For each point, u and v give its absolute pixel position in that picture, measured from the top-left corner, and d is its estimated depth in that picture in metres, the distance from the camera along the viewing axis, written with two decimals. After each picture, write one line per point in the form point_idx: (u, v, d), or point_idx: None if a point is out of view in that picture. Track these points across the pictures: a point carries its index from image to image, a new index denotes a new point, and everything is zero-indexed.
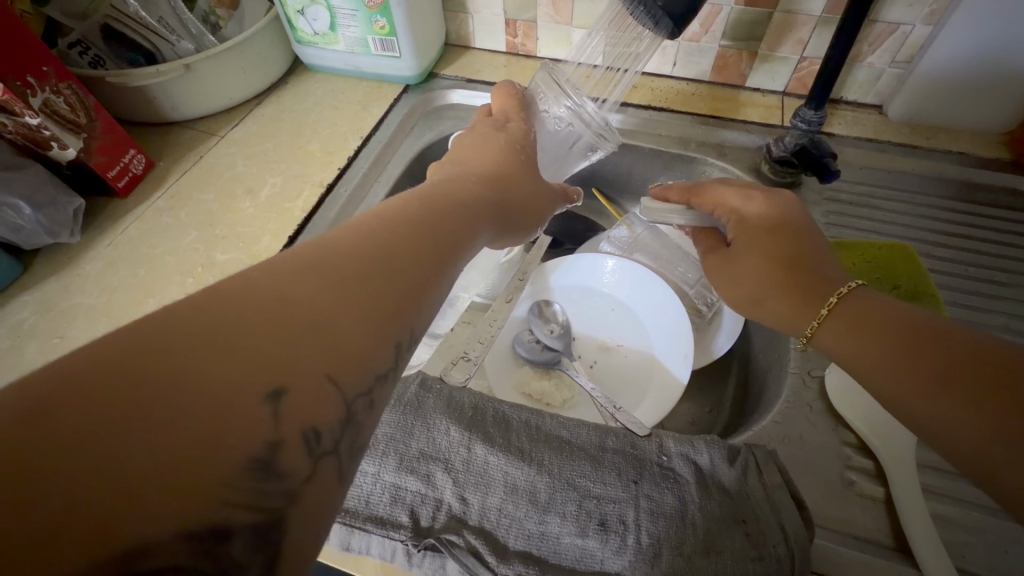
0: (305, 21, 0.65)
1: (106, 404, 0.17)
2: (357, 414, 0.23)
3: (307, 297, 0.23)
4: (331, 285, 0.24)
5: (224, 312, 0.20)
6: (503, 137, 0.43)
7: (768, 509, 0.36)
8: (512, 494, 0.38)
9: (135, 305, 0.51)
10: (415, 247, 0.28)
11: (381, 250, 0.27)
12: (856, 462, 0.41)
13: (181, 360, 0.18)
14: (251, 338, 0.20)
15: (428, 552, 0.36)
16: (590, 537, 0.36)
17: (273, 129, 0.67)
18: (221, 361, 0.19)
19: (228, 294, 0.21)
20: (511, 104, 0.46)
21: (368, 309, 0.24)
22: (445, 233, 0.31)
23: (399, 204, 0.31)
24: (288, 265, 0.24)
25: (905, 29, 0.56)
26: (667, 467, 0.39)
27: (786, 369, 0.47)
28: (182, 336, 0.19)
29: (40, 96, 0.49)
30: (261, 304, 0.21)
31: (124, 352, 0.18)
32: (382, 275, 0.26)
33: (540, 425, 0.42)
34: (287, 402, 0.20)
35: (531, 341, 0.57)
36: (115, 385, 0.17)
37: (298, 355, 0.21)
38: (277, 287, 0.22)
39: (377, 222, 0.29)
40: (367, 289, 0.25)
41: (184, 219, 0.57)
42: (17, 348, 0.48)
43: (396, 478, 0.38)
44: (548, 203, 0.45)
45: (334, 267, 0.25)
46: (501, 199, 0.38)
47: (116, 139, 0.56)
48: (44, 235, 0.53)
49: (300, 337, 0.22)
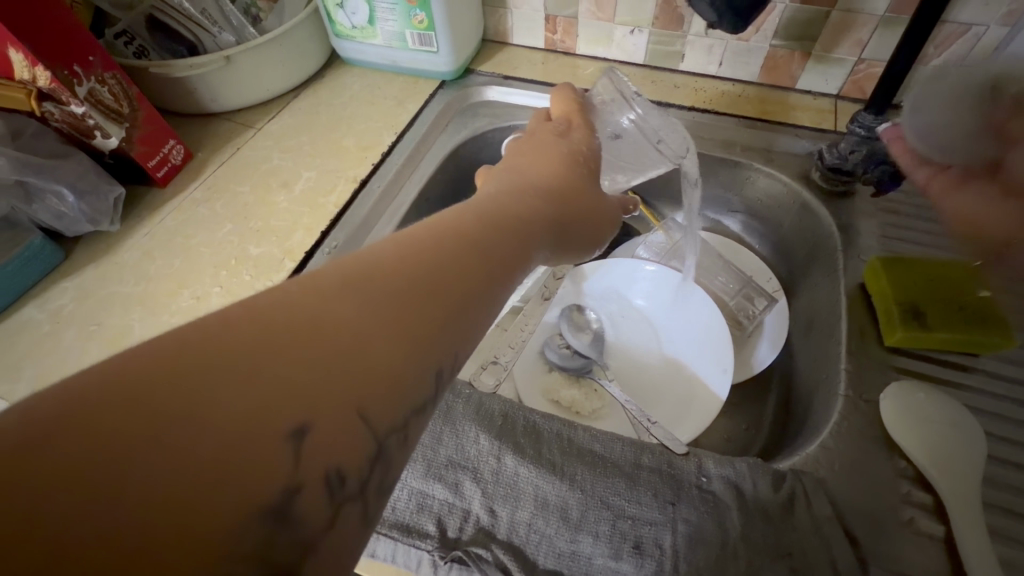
0: (344, 15, 0.65)
1: (118, 429, 0.16)
2: (387, 451, 0.22)
3: (351, 322, 0.21)
4: (374, 308, 0.22)
5: (258, 332, 0.19)
6: (564, 145, 0.41)
7: (818, 543, 0.34)
8: (542, 509, 0.36)
9: (170, 296, 0.51)
10: (465, 262, 0.27)
11: (430, 267, 0.25)
12: (914, 497, 0.38)
13: (201, 387, 0.17)
14: (279, 364, 0.19)
15: (455, 566, 0.35)
16: (624, 561, 0.34)
17: (309, 122, 0.66)
18: (244, 385, 0.18)
19: (273, 309, 0.20)
20: (569, 110, 0.45)
21: (413, 336, 0.23)
22: (492, 247, 0.29)
23: (443, 216, 0.30)
24: (313, 286, 0.22)
25: (976, 30, 0.52)
26: (706, 492, 0.37)
27: (835, 391, 0.44)
28: (210, 356, 0.18)
29: (86, 85, 0.50)
30: (293, 319, 0.20)
31: (144, 374, 0.17)
32: (428, 299, 0.24)
33: (572, 437, 0.40)
34: (307, 439, 0.19)
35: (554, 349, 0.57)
36: (130, 415, 0.16)
37: (329, 387, 0.20)
38: (318, 299, 0.22)
39: (428, 236, 0.27)
40: (412, 313, 0.23)
41: (221, 210, 0.58)
42: (57, 333, 0.49)
43: (423, 485, 0.38)
44: (601, 224, 0.42)
45: (381, 283, 0.23)
46: (554, 209, 0.36)
47: (157, 129, 0.57)
48: (86, 223, 0.54)
49: (332, 364, 0.20)
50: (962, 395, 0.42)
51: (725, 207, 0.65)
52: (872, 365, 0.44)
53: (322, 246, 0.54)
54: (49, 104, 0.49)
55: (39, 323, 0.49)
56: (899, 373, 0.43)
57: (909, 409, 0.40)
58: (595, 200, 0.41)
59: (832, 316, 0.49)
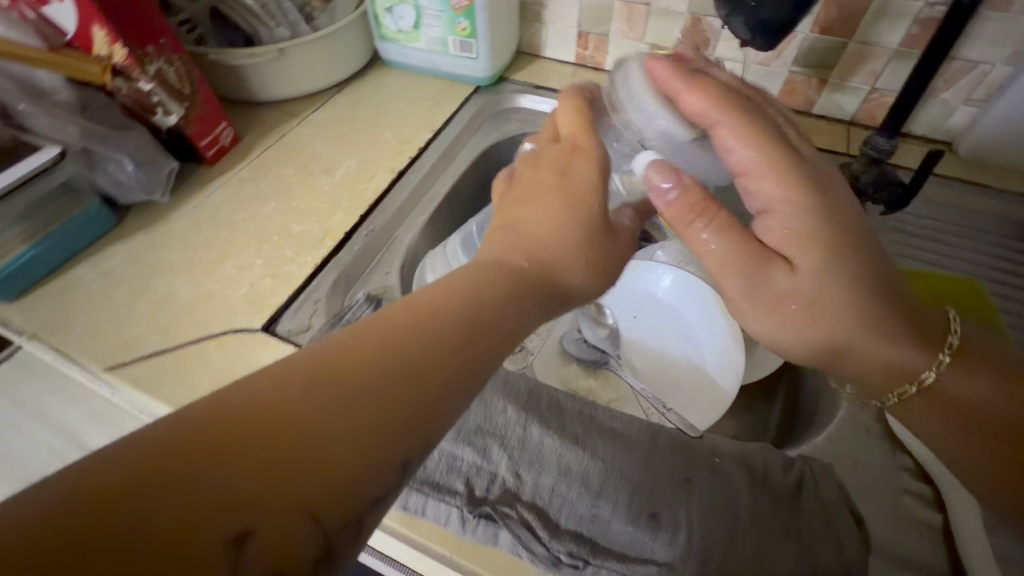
0: (391, 19, 0.70)
1: (156, 477, 0.20)
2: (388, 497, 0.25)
3: (302, 438, 0.23)
4: (379, 372, 0.26)
5: (275, 396, 0.23)
6: (562, 182, 0.36)
7: (825, 521, 0.36)
8: (565, 476, 0.38)
9: (215, 264, 0.53)
10: (470, 322, 0.29)
11: (389, 373, 0.26)
12: (913, 487, 0.40)
13: (227, 444, 0.21)
14: (291, 425, 0.23)
15: (481, 521, 0.37)
16: (641, 526, 0.36)
17: (350, 116, 0.70)
18: (261, 443, 0.22)
19: (292, 374, 0.24)
20: (579, 125, 0.39)
21: (413, 393, 0.26)
22: (465, 339, 0.29)
23: (422, 303, 0.30)
24: (279, 388, 0.24)
25: (983, 68, 0.56)
26: (721, 470, 0.39)
27: (843, 390, 0.46)
28: (236, 417, 0.22)
29: (155, 64, 0.54)
30: (249, 429, 0.22)
31: (186, 431, 0.21)
32: (388, 404, 0.25)
33: (593, 415, 0.43)
34: (243, 550, 0.20)
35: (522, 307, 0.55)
36: (168, 464, 0.20)
37: (333, 445, 0.23)
38: (278, 406, 0.23)
39: (395, 332, 0.27)
40: (415, 374, 0.26)
41: (266, 189, 0.61)
42: (107, 291, 0.51)
43: (454, 448, 0.40)
44: (600, 290, 0.37)
45: (388, 346, 0.27)
46: (547, 288, 0.34)
47: (211, 111, 0.61)
48: (139, 191, 0.57)
49: (335, 422, 0.24)
50: None
51: None
52: None
53: (360, 228, 0.57)
54: (120, 79, 0.53)
55: (89, 281, 0.52)
56: None
57: None
58: (600, 263, 0.36)
59: None
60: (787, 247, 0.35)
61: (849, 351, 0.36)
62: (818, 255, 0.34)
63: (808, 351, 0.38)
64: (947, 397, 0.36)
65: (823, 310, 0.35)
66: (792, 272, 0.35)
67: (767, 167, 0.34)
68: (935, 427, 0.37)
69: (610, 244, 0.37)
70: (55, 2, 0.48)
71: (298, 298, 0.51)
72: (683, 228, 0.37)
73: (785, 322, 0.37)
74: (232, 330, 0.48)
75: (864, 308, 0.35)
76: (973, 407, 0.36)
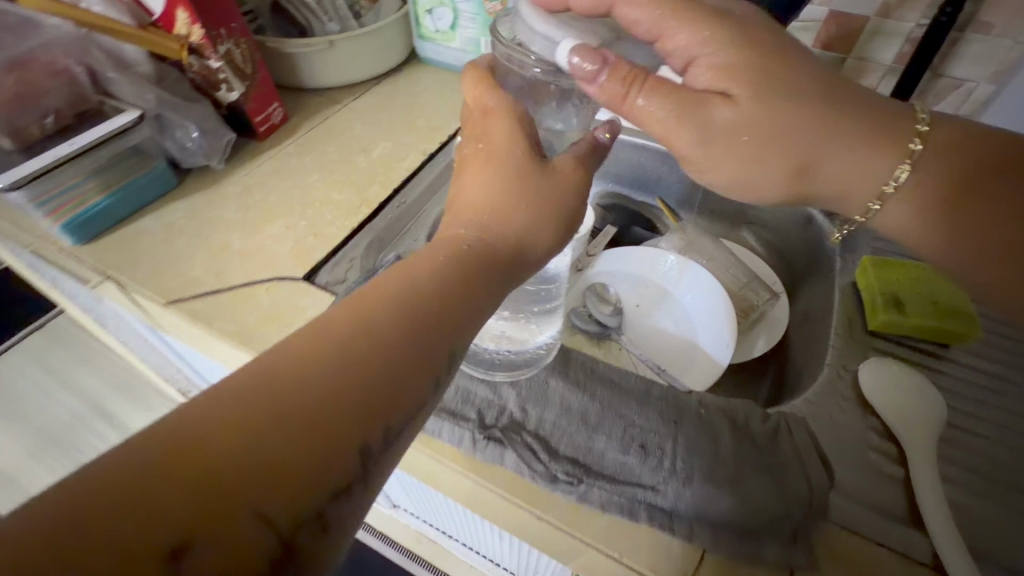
0: (431, 19, 0.77)
1: (161, 472, 0.23)
2: (372, 460, 0.29)
3: (247, 446, 0.25)
4: (355, 357, 0.29)
5: (261, 391, 0.27)
6: (494, 148, 0.40)
7: (797, 462, 0.41)
8: (566, 413, 0.43)
9: (264, 222, 0.60)
10: (439, 310, 0.33)
11: (361, 359, 0.29)
12: (879, 445, 0.44)
13: (224, 436, 0.25)
14: (279, 412, 0.26)
15: (491, 443, 0.42)
16: (631, 455, 0.41)
17: (388, 104, 0.77)
18: (252, 432, 0.25)
19: (274, 369, 0.28)
20: (483, 92, 0.42)
21: (386, 370, 0.30)
22: (434, 320, 0.33)
23: (366, 304, 0.32)
24: (224, 399, 0.26)
25: (968, 85, 0.62)
26: (706, 417, 0.44)
27: (823, 362, 0.51)
28: (226, 412, 0.26)
29: (226, 45, 0.61)
30: (194, 442, 0.24)
31: (181, 434, 0.24)
32: (331, 405, 0.28)
33: (595, 366, 0.48)
34: (207, 548, 0.23)
35: (538, 293, 0.46)
36: (174, 460, 0.24)
37: (317, 426, 0.27)
38: (222, 417, 0.25)
39: (338, 335, 0.30)
40: (388, 356, 0.30)
41: (310, 163, 0.68)
42: (169, 240, 0.58)
43: (468, 383, 0.45)
44: (549, 233, 0.40)
45: (363, 334, 0.30)
46: (482, 252, 0.37)
47: (266, 91, 0.68)
48: (200, 157, 0.64)
49: (317, 405, 0.27)
50: (934, 377, 0.49)
51: (741, 218, 0.74)
52: (856, 345, 0.51)
53: (394, 199, 0.63)
54: (194, 57, 0.60)
55: (154, 231, 0.58)
56: (879, 353, 0.50)
57: (884, 378, 0.47)
58: (541, 206, 0.39)
59: (828, 307, 0.57)
60: (715, 103, 0.38)
61: (811, 170, 0.40)
62: (746, 81, 0.37)
63: (777, 181, 0.40)
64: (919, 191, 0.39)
65: (772, 141, 0.38)
66: (728, 114, 0.38)
67: (673, 17, 0.37)
68: (907, 225, 0.41)
69: (545, 180, 0.39)
70: None
71: (336, 255, 0.57)
72: (624, 107, 0.39)
73: (749, 162, 0.40)
74: (277, 277, 0.54)
75: (817, 120, 0.37)
76: (928, 192, 0.39)
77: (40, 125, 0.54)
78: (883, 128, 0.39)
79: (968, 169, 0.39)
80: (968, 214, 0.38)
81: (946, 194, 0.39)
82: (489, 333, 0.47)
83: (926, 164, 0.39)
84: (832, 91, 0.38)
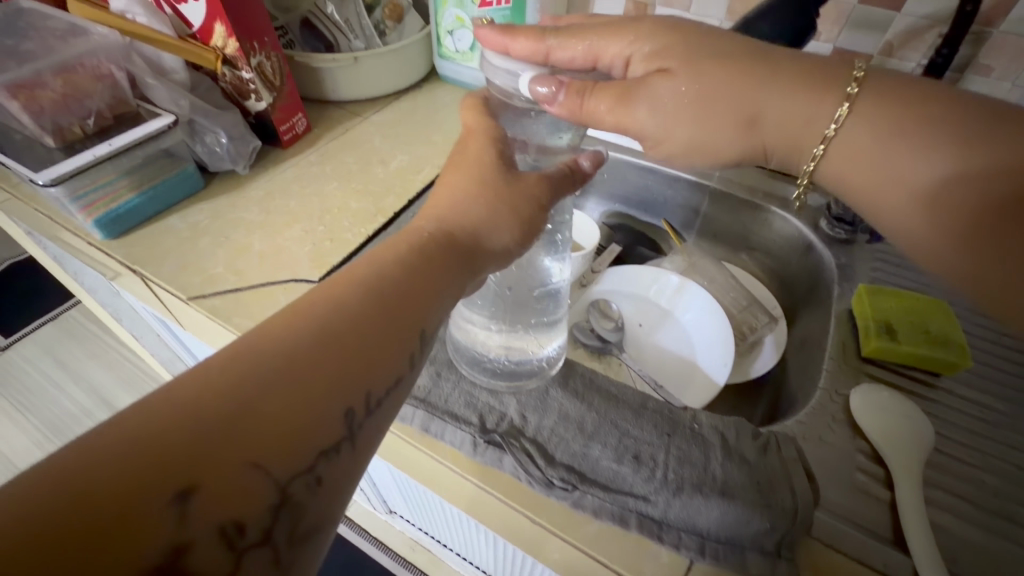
0: (451, 40, 0.81)
1: (154, 432, 0.24)
2: (360, 418, 0.30)
3: (233, 405, 0.26)
4: (339, 322, 0.31)
5: (248, 357, 0.28)
6: (477, 159, 0.40)
7: (786, 478, 0.42)
8: (564, 420, 0.45)
9: (284, 226, 0.63)
10: (420, 282, 0.35)
11: (343, 326, 0.31)
12: (866, 467, 0.46)
13: (214, 396, 0.26)
14: (268, 372, 0.27)
15: (490, 446, 0.44)
16: (624, 464, 0.42)
17: (407, 119, 0.80)
18: (242, 392, 0.26)
19: (259, 338, 0.29)
20: (471, 117, 0.43)
21: (370, 334, 0.32)
22: (412, 291, 0.34)
23: (332, 287, 0.33)
24: (201, 371, 0.27)
25: None
26: (698, 432, 0.45)
27: (816, 385, 0.52)
28: (214, 377, 0.26)
29: (258, 57, 0.64)
30: (179, 404, 0.25)
31: (169, 398, 0.25)
32: (310, 371, 0.29)
33: (593, 378, 0.49)
34: (205, 501, 0.24)
35: (546, 300, 0.49)
36: (166, 420, 0.24)
37: (305, 383, 0.28)
38: (202, 386, 0.26)
39: (308, 312, 0.31)
40: (370, 321, 0.32)
41: (329, 172, 0.71)
42: (193, 239, 0.60)
43: (471, 388, 0.47)
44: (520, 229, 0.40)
45: (343, 303, 0.32)
46: (444, 239, 0.37)
47: (292, 102, 0.71)
48: (227, 162, 0.67)
49: (304, 366, 0.29)
50: (924, 404, 0.51)
51: (743, 243, 0.76)
52: (848, 370, 0.53)
53: (408, 210, 0.66)
54: (228, 67, 0.64)
55: (180, 230, 0.61)
56: (871, 379, 0.52)
57: (874, 403, 0.48)
58: (499, 201, 0.39)
59: (822, 332, 0.58)
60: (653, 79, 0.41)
61: (757, 125, 0.41)
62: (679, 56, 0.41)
63: (729, 136, 0.42)
64: (853, 143, 0.39)
65: (712, 95, 0.40)
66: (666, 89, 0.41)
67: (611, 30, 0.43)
68: (845, 175, 0.41)
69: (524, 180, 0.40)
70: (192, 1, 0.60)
71: (351, 261, 0.60)
72: (585, 111, 0.40)
73: (697, 126, 0.41)
74: (295, 279, 0.57)
75: (726, 74, 0.40)
76: (866, 134, 0.38)
77: (81, 125, 0.57)
78: (827, 81, 0.39)
79: (887, 97, 0.38)
80: (947, 182, 0.35)
81: (884, 136, 0.38)
82: (497, 344, 0.47)
83: (872, 114, 0.38)
84: (763, 54, 0.41)
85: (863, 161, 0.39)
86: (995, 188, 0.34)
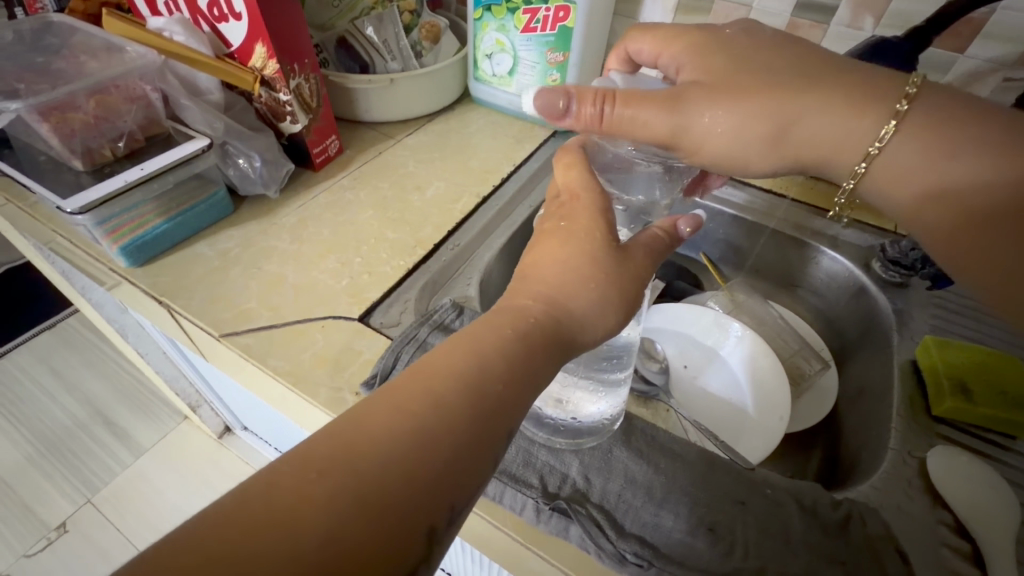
0: (489, 64, 0.78)
1: (232, 548, 0.22)
2: (444, 527, 0.27)
3: (317, 528, 0.24)
4: (426, 417, 0.28)
5: (330, 461, 0.26)
6: (572, 217, 0.37)
7: (873, 557, 0.39)
8: (631, 484, 0.42)
9: (318, 257, 0.59)
10: (511, 365, 0.31)
11: (428, 425, 0.28)
12: (951, 541, 0.42)
13: (294, 510, 0.24)
14: (351, 481, 0.25)
15: (555, 514, 0.40)
16: (699, 537, 0.39)
17: (441, 143, 0.78)
18: (323, 502, 0.24)
19: (342, 438, 0.27)
20: (574, 175, 0.40)
21: (457, 428, 0.28)
22: (502, 378, 0.31)
23: (427, 378, 0.30)
24: (290, 476, 0.25)
25: None
26: (773, 497, 0.42)
27: (886, 446, 0.49)
28: (295, 486, 0.25)
29: (297, 79, 0.61)
30: (268, 518, 0.24)
31: (249, 511, 0.24)
32: (393, 488, 0.26)
33: (656, 434, 0.46)
34: None
35: (609, 359, 0.45)
36: (248, 534, 0.23)
37: (388, 491, 0.26)
38: (285, 502, 0.24)
39: (402, 414, 0.28)
40: (456, 415, 0.29)
41: (363, 198, 0.68)
42: (224, 268, 0.57)
43: (529, 446, 0.44)
44: (615, 314, 0.36)
45: (427, 390, 0.29)
46: (539, 318, 0.34)
47: (327, 125, 0.68)
48: (259, 185, 0.64)
49: (385, 470, 0.26)
50: (1000, 469, 0.48)
51: (788, 281, 0.74)
52: (919, 430, 0.50)
53: (448, 242, 0.63)
54: (264, 88, 0.61)
55: (209, 258, 0.58)
56: (944, 439, 0.49)
57: (952, 468, 0.46)
58: (611, 285, 0.35)
59: (884, 385, 0.55)
60: (694, 93, 0.41)
61: (791, 132, 0.41)
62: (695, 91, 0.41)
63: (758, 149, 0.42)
64: (894, 155, 0.40)
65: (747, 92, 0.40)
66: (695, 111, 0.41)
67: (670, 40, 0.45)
68: (901, 167, 0.40)
69: (618, 253, 0.36)
70: (233, 21, 0.57)
71: (390, 296, 0.57)
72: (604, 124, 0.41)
73: (739, 117, 0.40)
74: (333, 316, 0.54)
75: (776, 85, 0.40)
76: (913, 127, 0.38)
77: (111, 148, 0.55)
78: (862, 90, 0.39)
79: (931, 117, 0.38)
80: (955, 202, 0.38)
81: (917, 140, 0.39)
82: (551, 396, 0.44)
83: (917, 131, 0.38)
84: (802, 67, 0.40)
85: (906, 172, 0.40)
86: (1000, 217, 0.37)
